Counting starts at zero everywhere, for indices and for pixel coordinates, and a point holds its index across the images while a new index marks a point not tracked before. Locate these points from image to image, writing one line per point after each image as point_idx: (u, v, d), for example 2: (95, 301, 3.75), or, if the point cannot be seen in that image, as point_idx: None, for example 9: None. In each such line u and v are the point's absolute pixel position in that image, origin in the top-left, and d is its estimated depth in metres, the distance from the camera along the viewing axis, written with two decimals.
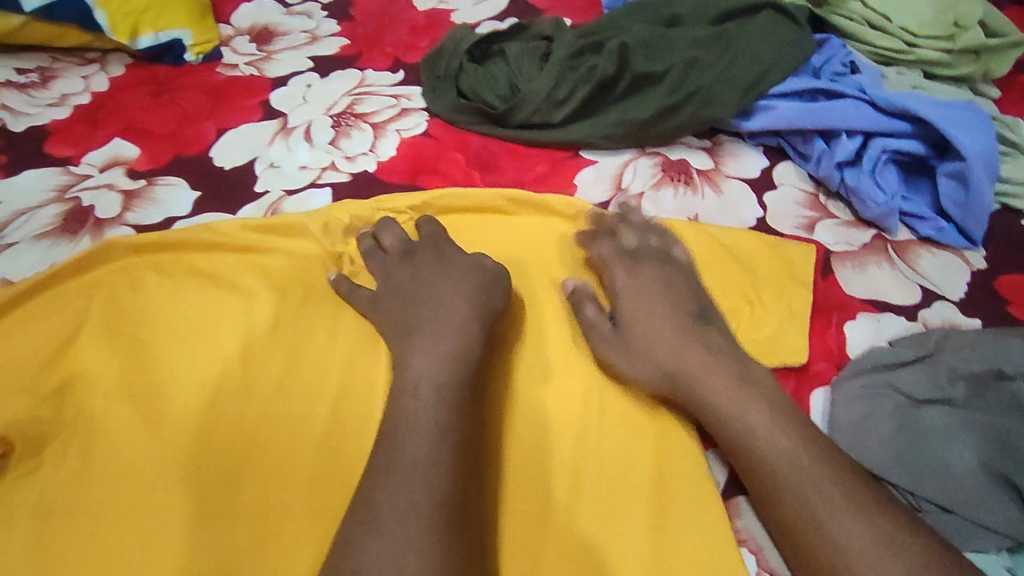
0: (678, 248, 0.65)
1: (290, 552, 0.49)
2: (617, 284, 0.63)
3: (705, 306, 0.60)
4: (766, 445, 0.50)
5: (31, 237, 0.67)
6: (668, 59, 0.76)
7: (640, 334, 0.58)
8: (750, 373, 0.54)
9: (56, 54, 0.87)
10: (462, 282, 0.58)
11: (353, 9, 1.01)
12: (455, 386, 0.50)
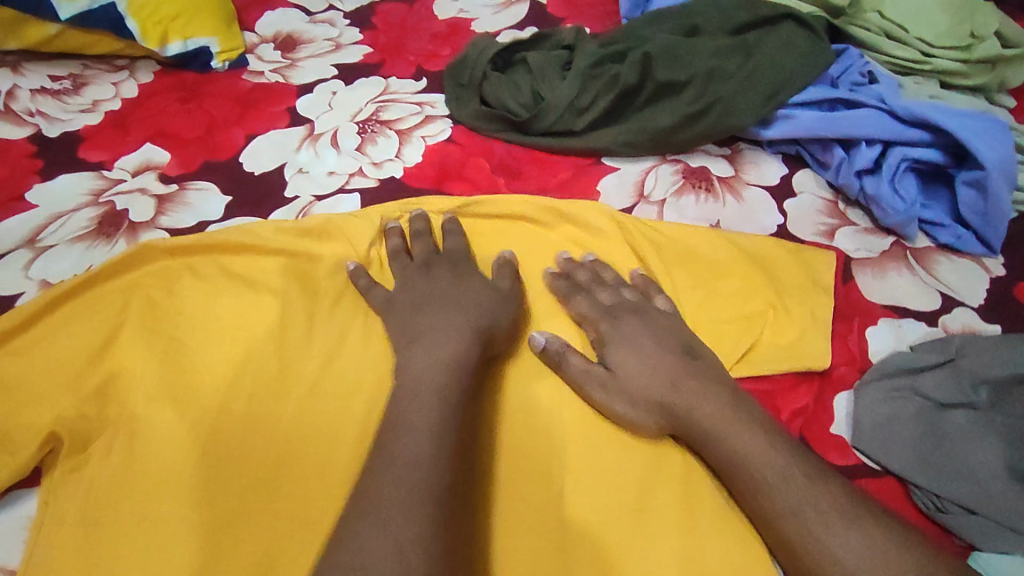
0: (661, 298, 0.63)
1: None
2: (599, 319, 0.61)
3: (690, 341, 0.59)
4: (760, 465, 0.51)
5: (68, 240, 0.68)
6: (689, 69, 0.78)
7: (629, 368, 0.57)
8: (739, 398, 0.55)
9: (88, 61, 0.88)
10: (456, 303, 0.59)
11: (375, 18, 1.03)
12: (437, 406, 0.50)
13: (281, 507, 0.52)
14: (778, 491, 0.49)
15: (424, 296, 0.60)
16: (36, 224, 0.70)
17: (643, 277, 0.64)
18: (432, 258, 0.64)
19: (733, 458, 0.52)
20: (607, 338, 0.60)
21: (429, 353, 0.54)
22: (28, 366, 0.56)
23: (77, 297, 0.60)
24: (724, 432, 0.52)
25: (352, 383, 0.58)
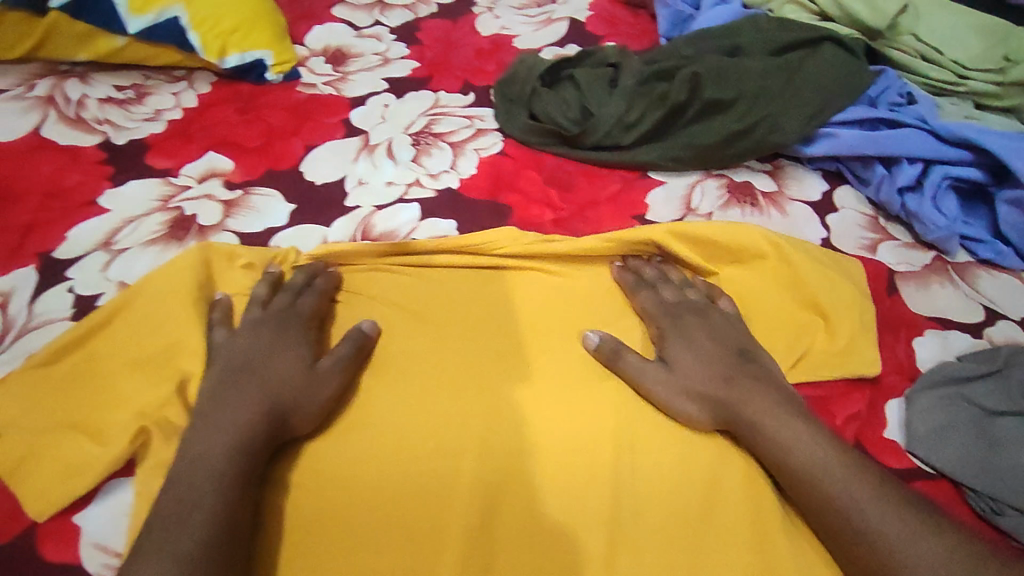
0: (723, 300, 0.66)
1: (410, 539, 0.52)
2: (658, 319, 0.64)
3: (747, 346, 0.61)
4: (804, 461, 0.52)
5: (142, 244, 0.71)
6: (735, 88, 0.81)
7: (688, 368, 0.59)
8: (788, 397, 0.57)
9: (148, 71, 0.91)
10: (261, 380, 0.54)
11: (420, 33, 1.06)
12: (217, 501, 0.46)
13: (364, 502, 0.53)
14: (829, 480, 0.51)
15: (239, 366, 0.54)
16: (111, 228, 0.73)
17: (705, 281, 0.69)
18: (270, 320, 0.59)
19: (781, 449, 0.54)
20: (669, 334, 0.62)
21: (224, 425, 0.50)
22: (107, 362, 0.57)
23: (146, 290, 0.59)
24: (773, 425, 0.55)
25: (422, 381, 0.59)
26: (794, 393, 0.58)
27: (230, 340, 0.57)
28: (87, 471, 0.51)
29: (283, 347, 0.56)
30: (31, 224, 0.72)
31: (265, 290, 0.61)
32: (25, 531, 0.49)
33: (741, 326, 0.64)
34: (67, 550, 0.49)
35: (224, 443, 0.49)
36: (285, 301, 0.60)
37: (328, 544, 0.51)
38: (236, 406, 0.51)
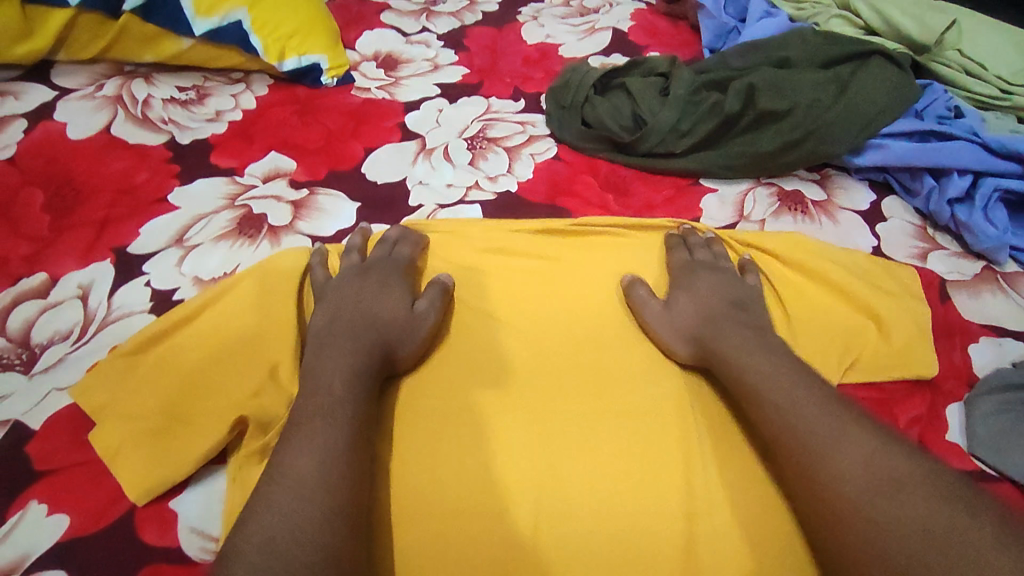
0: (751, 275, 0.69)
1: (498, 525, 0.54)
2: (677, 272, 0.69)
3: (746, 301, 0.66)
4: (754, 374, 0.57)
5: (213, 239, 0.73)
6: (788, 99, 0.83)
7: (680, 307, 0.65)
8: (763, 336, 0.61)
9: (207, 74, 0.94)
10: (367, 312, 0.61)
11: (468, 40, 1.08)
12: (333, 466, 0.49)
13: (444, 493, 0.56)
14: (771, 387, 0.55)
15: (349, 299, 0.62)
16: (181, 224, 0.74)
17: (750, 261, 0.71)
18: (373, 265, 0.67)
19: (739, 368, 0.58)
20: (680, 282, 0.68)
21: (334, 368, 0.55)
22: (195, 353, 0.59)
23: (234, 289, 0.62)
24: (741, 351, 0.59)
25: (495, 378, 0.62)
26: (775, 337, 0.62)
27: (337, 279, 0.65)
28: (186, 459, 0.54)
29: (387, 289, 0.64)
30: (105, 219, 0.74)
31: (361, 240, 0.70)
32: (126, 513, 0.53)
33: (752, 290, 0.68)
34: (167, 533, 0.52)
35: (339, 397, 0.53)
36: (384, 250, 0.69)
37: (413, 534, 0.54)
38: (349, 335, 0.59)
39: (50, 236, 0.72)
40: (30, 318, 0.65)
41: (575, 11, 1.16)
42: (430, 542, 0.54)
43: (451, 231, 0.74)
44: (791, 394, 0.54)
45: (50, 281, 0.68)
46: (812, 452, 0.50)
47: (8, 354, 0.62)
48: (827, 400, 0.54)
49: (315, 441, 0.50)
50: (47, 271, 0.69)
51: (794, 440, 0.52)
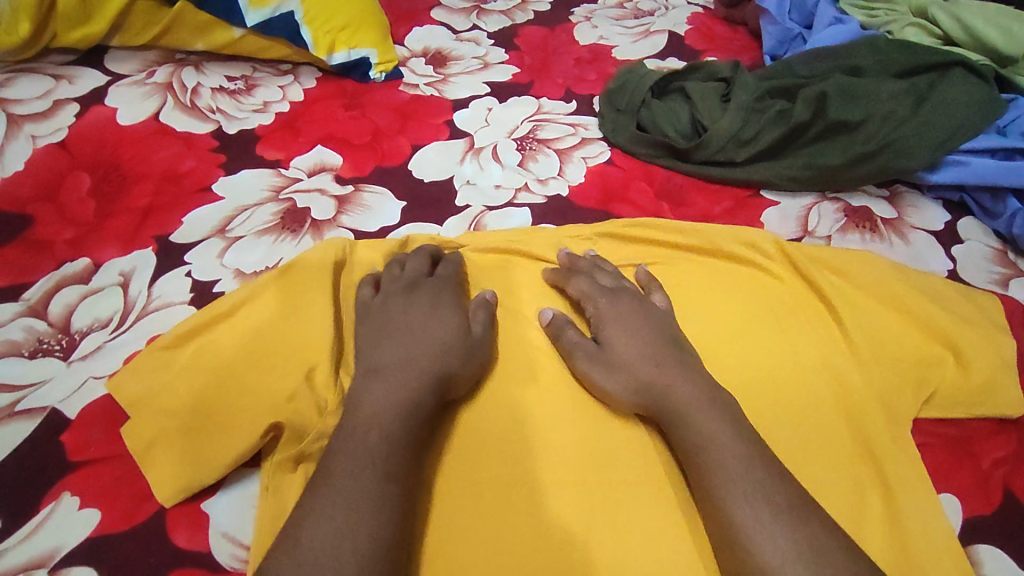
0: (658, 296, 0.64)
1: (544, 550, 0.51)
2: (600, 308, 0.62)
3: (676, 340, 0.60)
4: (707, 447, 0.51)
5: (255, 233, 0.71)
6: (861, 110, 0.78)
7: (622, 349, 0.58)
8: (715, 392, 0.55)
9: (256, 63, 0.92)
10: (412, 338, 0.56)
11: (519, 39, 1.06)
12: (376, 470, 0.47)
13: (489, 512, 0.53)
14: (737, 468, 0.49)
15: (395, 318, 0.58)
16: (224, 215, 0.73)
17: (648, 275, 0.66)
18: (414, 278, 0.62)
19: (699, 443, 0.52)
20: (606, 315, 0.61)
21: (396, 387, 0.52)
22: (230, 351, 0.57)
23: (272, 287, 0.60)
24: (697, 414, 0.53)
25: (540, 392, 0.59)
26: (726, 394, 0.55)
27: (382, 297, 0.60)
28: (223, 459, 0.52)
29: (434, 304, 0.60)
30: (149, 207, 0.73)
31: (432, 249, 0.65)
32: (159, 511, 0.51)
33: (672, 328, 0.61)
34: (199, 536, 0.50)
35: (397, 428, 0.50)
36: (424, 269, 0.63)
37: (454, 550, 0.51)
38: (397, 365, 0.54)
39: (94, 222, 0.71)
40: (70, 304, 0.63)
41: (630, 12, 1.13)
42: (476, 561, 0.51)
43: (497, 236, 0.70)
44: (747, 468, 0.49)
45: (92, 267, 0.67)
46: (759, 557, 0.45)
47: (48, 340, 0.60)
48: (802, 490, 0.49)
49: (361, 470, 0.47)
50: (90, 257, 0.68)
51: (744, 536, 0.46)
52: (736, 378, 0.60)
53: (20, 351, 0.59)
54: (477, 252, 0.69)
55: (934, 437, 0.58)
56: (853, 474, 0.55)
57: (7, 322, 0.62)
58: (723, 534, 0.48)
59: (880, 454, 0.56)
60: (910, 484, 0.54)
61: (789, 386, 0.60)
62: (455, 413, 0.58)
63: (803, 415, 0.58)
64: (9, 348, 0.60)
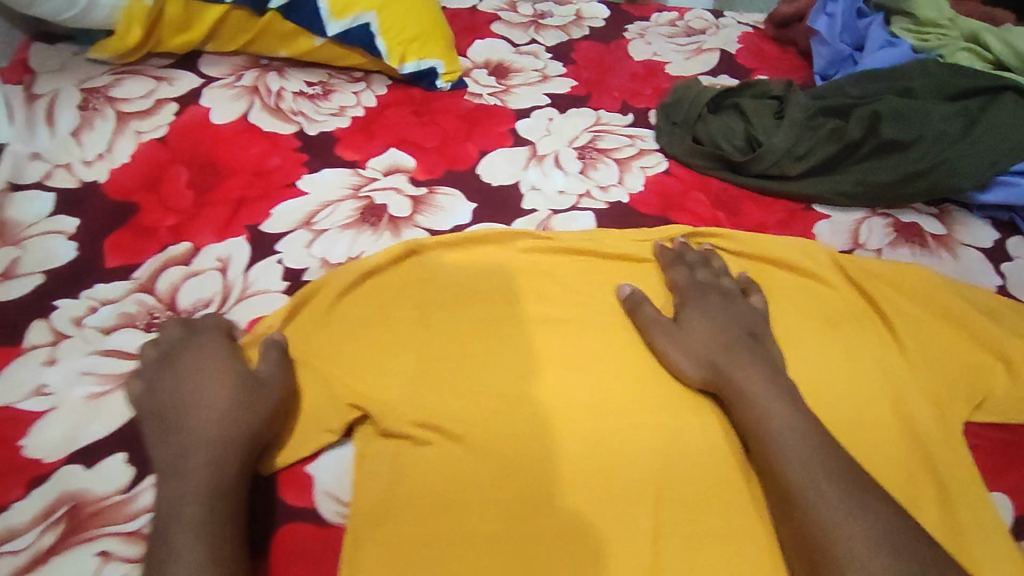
0: (756, 296, 0.69)
1: (621, 523, 0.55)
2: (688, 296, 0.68)
3: (756, 331, 0.65)
4: (771, 427, 0.57)
5: (338, 227, 0.77)
6: (916, 130, 0.81)
7: (696, 330, 0.65)
8: (779, 377, 0.61)
9: (331, 70, 0.98)
10: (195, 415, 0.56)
11: (576, 54, 1.11)
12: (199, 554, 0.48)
13: (565, 488, 0.57)
14: (800, 454, 0.55)
15: (165, 399, 0.57)
16: (310, 209, 0.78)
17: (748, 278, 0.71)
18: (186, 355, 0.60)
19: (757, 416, 0.58)
20: (690, 302, 0.67)
21: (195, 458, 0.53)
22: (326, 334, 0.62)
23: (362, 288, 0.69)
24: (762, 396, 0.59)
25: (607, 381, 0.63)
26: (789, 379, 0.61)
27: (150, 386, 0.58)
28: (321, 423, 0.60)
29: (207, 368, 0.59)
30: (241, 199, 0.79)
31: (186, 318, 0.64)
32: (270, 474, 0.57)
33: (761, 319, 0.67)
34: (304, 494, 0.57)
35: (211, 513, 0.51)
36: (184, 338, 0.62)
37: (537, 521, 0.55)
38: (181, 457, 0.53)
39: (192, 211, 0.77)
40: (175, 282, 0.70)
41: (682, 30, 1.17)
42: (555, 530, 0.55)
43: (563, 236, 0.74)
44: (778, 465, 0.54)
45: (193, 251, 0.73)
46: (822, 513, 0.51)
47: (159, 314, 0.68)
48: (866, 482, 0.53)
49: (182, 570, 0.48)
50: (191, 241, 0.74)
51: (796, 494, 0.53)
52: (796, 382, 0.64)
53: (135, 323, 0.67)
54: (544, 252, 0.73)
55: (985, 439, 0.62)
56: (911, 470, 0.58)
57: (122, 297, 0.69)
58: (787, 498, 0.54)
59: (934, 451, 0.59)
60: (965, 484, 0.58)
61: (842, 391, 0.63)
62: (526, 396, 0.62)
63: (858, 418, 0.62)
64: (126, 319, 0.67)
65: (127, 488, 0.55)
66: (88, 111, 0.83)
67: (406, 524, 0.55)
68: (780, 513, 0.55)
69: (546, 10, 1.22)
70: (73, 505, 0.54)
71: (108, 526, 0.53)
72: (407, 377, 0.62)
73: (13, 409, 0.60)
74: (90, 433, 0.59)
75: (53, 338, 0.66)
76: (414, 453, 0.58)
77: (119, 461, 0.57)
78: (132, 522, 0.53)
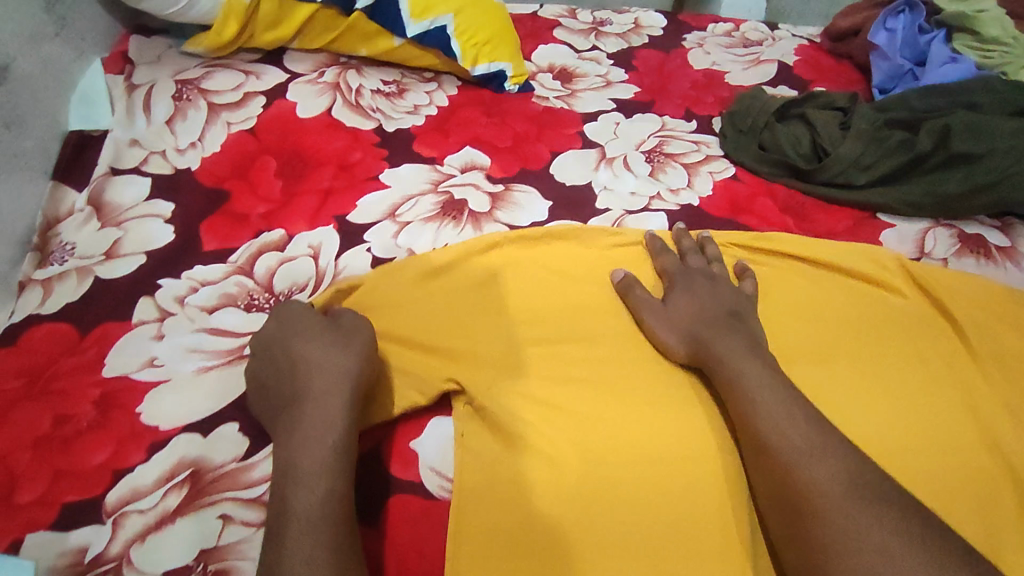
0: (747, 282, 0.73)
1: (712, 505, 0.58)
2: (678, 281, 0.71)
3: (740, 310, 0.68)
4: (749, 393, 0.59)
5: (422, 219, 0.80)
6: (986, 143, 0.83)
7: (683, 307, 0.68)
8: (755, 346, 0.64)
9: (404, 70, 1.02)
10: (308, 366, 0.61)
11: (636, 61, 1.13)
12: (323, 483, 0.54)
13: (656, 473, 0.60)
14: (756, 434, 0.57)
15: (282, 352, 0.63)
16: (393, 202, 0.82)
17: (745, 266, 0.75)
18: (297, 314, 0.65)
19: (733, 374, 0.61)
20: (677, 285, 0.71)
21: (315, 403, 0.58)
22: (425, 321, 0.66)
23: (445, 277, 0.72)
24: (736, 358, 0.62)
25: (690, 375, 0.66)
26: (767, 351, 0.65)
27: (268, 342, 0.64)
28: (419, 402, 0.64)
29: (315, 327, 0.64)
30: (328, 190, 0.82)
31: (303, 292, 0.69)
32: (374, 448, 0.62)
33: (744, 296, 0.70)
34: (410, 469, 0.61)
35: (328, 451, 0.55)
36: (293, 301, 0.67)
37: (633, 502, 0.58)
38: (298, 403, 0.59)
39: (282, 200, 0.81)
40: (271, 267, 0.74)
41: (738, 41, 1.20)
42: (653, 511, 0.58)
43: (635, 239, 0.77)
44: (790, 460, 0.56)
45: (286, 237, 0.77)
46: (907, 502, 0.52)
47: (258, 296, 0.72)
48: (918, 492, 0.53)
49: (305, 497, 0.53)
50: (284, 228, 0.78)
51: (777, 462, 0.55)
52: None
53: (236, 303, 0.71)
54: (621, 251, 0.76)
55: None
56: (984, 467, 0.62)
57: (221, 279, 0.73)
58: (763, 472, 0.56)
59: (1007, 451, 0.63)
60: None
61: (916, 393, 0.66)
62: (613, 386, 0.64)
63: (933, 418, 0.65)
64: (227, 299, 0.71)
65: (242, 458, 0.60)
66: (182, 101, 0.88)
67: (507, 494, 0.59)
68: (767, 495, 0.56)
69: (604, 17, 1.24)
70: (192, 471, 0.58)
71: (227, 492, 0.58)
72: (498, 363, 0.65)
73: (129, 379, 0.64)
74: (204, 406, 0.63)
75: (159, 314, 0.69)
76: (511, 436, 0.61)
77: (232, 431, 0.61)
78: (249, 489, 0.58)
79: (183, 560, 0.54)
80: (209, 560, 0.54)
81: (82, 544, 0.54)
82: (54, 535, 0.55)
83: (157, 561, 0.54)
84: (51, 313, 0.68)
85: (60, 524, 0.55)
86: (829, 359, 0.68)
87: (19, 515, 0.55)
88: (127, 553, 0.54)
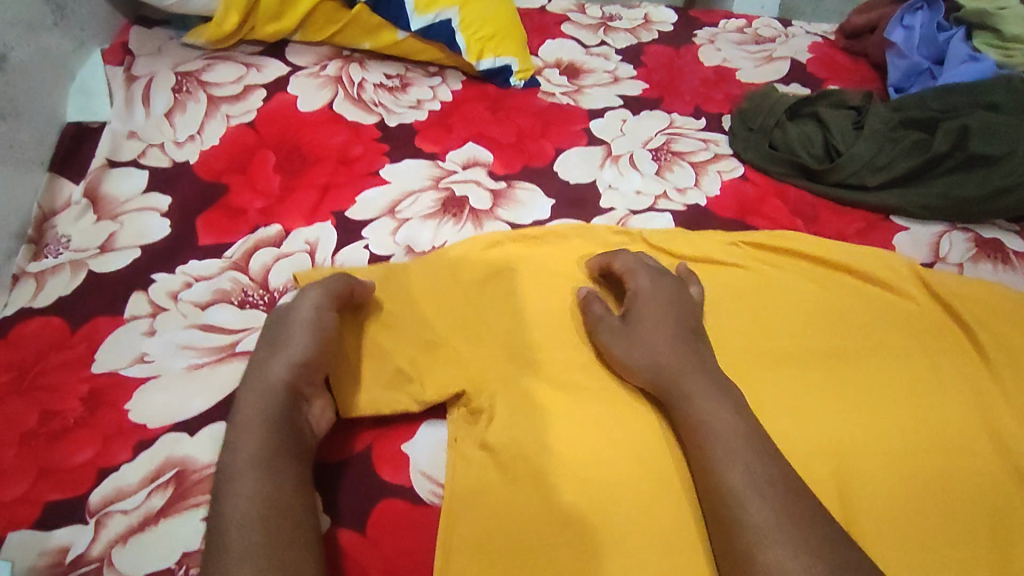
0: (694, 286, 0.69)
1: None
2: (635, 288, 0.67)
3: (697, 327, 0.65)
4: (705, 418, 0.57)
5: (421, 217, 0.78)
6: (1006, 145, 0.81)
7: (644, 332, 0.63)
8: (713, 374, 0.60)
9: (408, 64, 1.00)
10: (250, 366, 0.59)
11: (646, 57, 1.11)
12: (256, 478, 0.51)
13: (653, 481, 0.58)
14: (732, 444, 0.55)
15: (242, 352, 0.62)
16: (393, 198, 0.80)
17: (686, 269, 0.71)
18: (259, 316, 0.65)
19: (693, 412, 0.57)
20: (629, 296, 0.66)
21: (257, 396, 0.56)
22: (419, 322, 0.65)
23: (442, 276, 0.70)
24: (700, 399, 0.58)
25: None
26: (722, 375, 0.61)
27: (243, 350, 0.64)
28: (414, 410, 0.62)
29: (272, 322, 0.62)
30: (327, 185, 0.81)
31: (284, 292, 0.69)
32: (364, 450, 0.61)
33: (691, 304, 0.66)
34: (401, 472, 0.60)
35: (265, 444, 0.53)
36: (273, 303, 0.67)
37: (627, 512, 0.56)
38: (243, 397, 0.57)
39: (279, 195, 0.79)
40: (267, 263, 0.73)
41: (751, 38, 1.17)
42: (650, 521, 0.56)
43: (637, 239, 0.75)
44: (793, 473, 0.54)
45: (283, 233, 0.76)
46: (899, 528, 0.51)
47: (252, 293, 0.70)
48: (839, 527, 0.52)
49: (239, 495, 0.50)
50: (281, 224, 0.76)
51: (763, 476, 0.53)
52: (793, 390, 0.64)
53: (230, 300, 0.70)
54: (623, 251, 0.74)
55: None
56: (998, 480, 0.60)
57: (216, 274, 0.72)
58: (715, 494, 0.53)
59: None
60: None
61: (928, 404, 0.64)
62: (611, 392, 0.63)
63: (944, 430, 0.62)
64: (221, 295, 0.70)
65: None
66: (182, 94, 0.87)
67: (500, 501, 0.57)
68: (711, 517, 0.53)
69: (614, 12, 1.22)
70: (178, 471, 0.57)
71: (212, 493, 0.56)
72: (495, 366, 0.64)
73: (118, 375, 0.63)
74: (194, 405, 0.62)
75: (152, 310, 0.68)
76: (504, 441, 0.59)
77: (220, 431, 0.60)
78: None
79: (165, 562, 0.53)
80: (191, 564, 0.53)
81: (64, 544, 0.53)
82: (38, 533, 0.54)
83: (138, 563, 0.52)
84: (43, 307, 0.67)
85: (44, 522, 0.54)
86: (837, 368, 0.66)
87: (4, 512, 0.55)
88: (109, 554, 0.53)
